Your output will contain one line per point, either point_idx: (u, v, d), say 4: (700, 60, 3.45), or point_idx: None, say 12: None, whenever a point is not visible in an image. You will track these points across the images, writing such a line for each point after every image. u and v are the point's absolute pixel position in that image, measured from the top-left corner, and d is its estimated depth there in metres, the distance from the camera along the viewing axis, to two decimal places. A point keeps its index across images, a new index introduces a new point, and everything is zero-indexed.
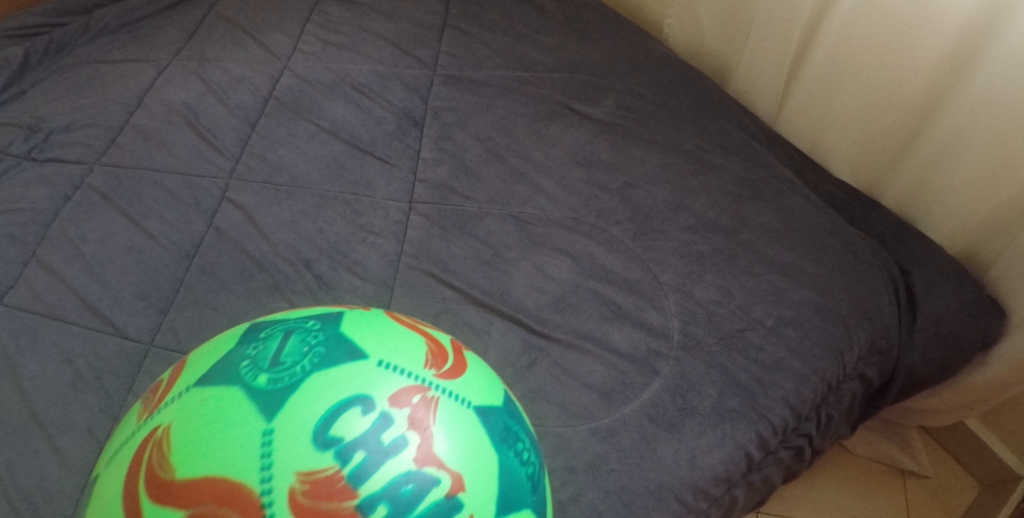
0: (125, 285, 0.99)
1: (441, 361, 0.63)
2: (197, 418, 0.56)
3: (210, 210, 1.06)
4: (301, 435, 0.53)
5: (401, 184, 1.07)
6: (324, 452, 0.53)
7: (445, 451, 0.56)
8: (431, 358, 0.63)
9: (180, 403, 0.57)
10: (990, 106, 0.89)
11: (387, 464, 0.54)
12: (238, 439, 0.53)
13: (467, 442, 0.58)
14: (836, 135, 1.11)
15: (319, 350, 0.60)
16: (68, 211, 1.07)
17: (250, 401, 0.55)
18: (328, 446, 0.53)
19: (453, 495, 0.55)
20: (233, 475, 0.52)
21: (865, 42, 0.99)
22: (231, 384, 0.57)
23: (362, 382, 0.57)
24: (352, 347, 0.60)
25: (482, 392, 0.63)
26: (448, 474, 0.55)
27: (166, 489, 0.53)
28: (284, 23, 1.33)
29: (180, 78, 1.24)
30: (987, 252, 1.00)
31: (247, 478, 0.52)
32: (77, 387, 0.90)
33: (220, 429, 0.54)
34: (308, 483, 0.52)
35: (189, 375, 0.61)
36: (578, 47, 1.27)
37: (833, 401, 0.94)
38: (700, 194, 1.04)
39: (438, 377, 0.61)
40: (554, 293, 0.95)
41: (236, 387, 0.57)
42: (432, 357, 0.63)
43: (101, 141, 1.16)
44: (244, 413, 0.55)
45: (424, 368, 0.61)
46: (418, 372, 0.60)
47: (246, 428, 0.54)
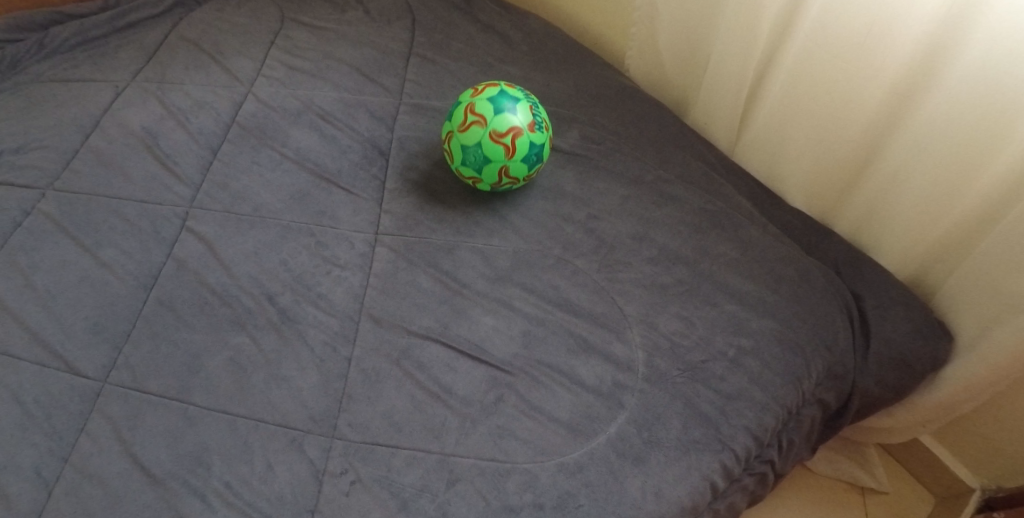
0: (78, 317, 0.96)
1: (519, 131, 1.00)
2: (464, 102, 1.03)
3: (170, 239, 1.04)
4: (484, 103, 1.00)
5: (367, 215, 1.07)
6: (490, 114, 0.99)
7: (523, 116, 1.00)
8: (518, 129, 1.00)
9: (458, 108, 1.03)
10: (934, 141, 0.92)
11: (510, 117, 1.00)
12: (470, 105, 1.01)
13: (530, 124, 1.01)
14: (789, 167, 1.14)
15: (475, 108, 1.00)
16: (18, 240, 1.03)
17: (476, 107, 1.01)
18: (491, 116, 0.99)
19: (522, 121, 1.00)
20: (470, 112, 1.01)
21: (815, 81, 1.02)
22: (468, 111, 1.01)
23: (499, 119, 0.99)
24: (504, 111, 1.00)
25: (528, 138, 1.01)
26: (518, 117, 1.00)
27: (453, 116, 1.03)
28: (247, 48, 1.32)
29: (139, 101, 1.21)
30: (934, 277, 1.04)
31: (473, 118, 1.00)
32: (26, 427, 0.87)
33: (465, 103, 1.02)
34: (481, 120, 1.00)
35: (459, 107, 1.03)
36: (543, 77, 1.29)
37: (793, 426, 0.96)
38: (663, 226, 1.06)
39: (515, 123, 1.00)
40: (520, 326, 0.95)
41: (468, 110, 1.01)
42: (519, 128, 1.00)
43: (54, 165, 1.12)
44: (473, 105, 1.01)
45: (515, 127, 1.00)
46: (513, 122, 1.00)
47: (474, 102, 1.01)
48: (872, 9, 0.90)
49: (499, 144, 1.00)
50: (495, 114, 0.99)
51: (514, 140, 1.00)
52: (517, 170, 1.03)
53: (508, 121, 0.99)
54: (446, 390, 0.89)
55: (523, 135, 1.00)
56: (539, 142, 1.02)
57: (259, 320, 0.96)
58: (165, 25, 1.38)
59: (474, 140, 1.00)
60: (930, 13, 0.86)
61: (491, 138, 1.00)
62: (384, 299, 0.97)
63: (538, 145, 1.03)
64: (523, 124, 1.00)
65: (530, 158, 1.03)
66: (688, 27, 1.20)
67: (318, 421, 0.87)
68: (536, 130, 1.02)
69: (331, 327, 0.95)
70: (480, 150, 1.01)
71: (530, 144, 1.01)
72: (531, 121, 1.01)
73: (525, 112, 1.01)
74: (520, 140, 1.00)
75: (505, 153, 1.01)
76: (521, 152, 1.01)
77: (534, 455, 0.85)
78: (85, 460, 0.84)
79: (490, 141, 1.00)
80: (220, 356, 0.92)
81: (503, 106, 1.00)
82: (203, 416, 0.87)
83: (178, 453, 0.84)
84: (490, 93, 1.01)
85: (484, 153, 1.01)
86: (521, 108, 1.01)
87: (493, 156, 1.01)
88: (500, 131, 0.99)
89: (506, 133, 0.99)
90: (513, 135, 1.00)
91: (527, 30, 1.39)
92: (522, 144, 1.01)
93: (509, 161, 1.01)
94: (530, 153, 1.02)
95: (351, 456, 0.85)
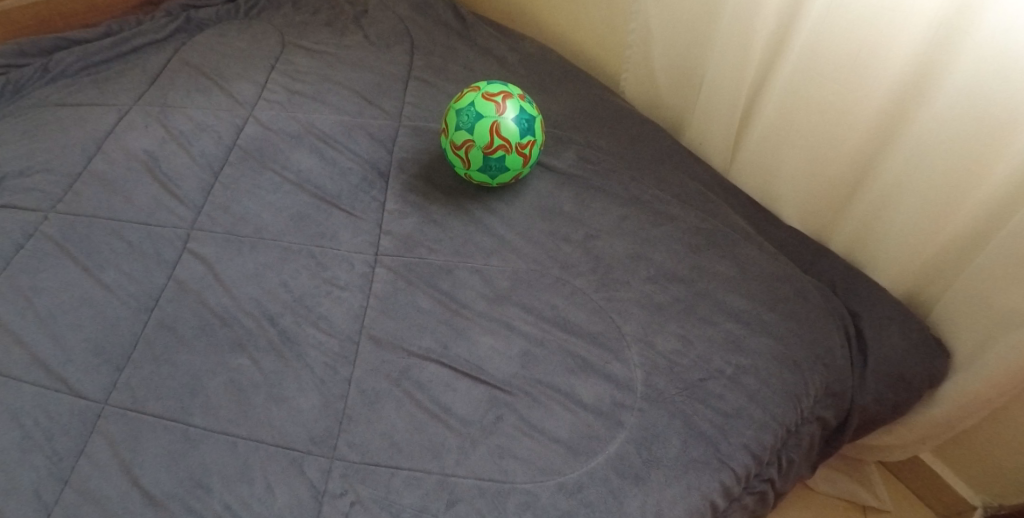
0: (79, 339, 0.96)
1: (508, 94, 1.05)
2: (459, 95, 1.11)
3: (171, 261, 1.05)
4: (476, 83, 1.09)
5: (366, 236, 1.08)
6: (482, 86, 1.07)
7: (513, 90, 1.07)
8: (507, 94, 1.05)
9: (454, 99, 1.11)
10: (925, 160, 0.94)
11: (499, 87, 1.06)
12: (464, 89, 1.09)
13: (519, 97, 1.07)
14: (784, 186, 1.16)
15: (468, 87, 1.08)
16: (20, 262, 1.04)
17: (469, 86, 1.08)
18: (482, 86, 1.07)
19: (511, 92, 1.06)
20: (463, 90, 1.08)
21: (807, 102, 1.04)
22: (462, 91, 1.09)
23: (490, 87, 1.06)
24: (495, 85, 1.07)
25: (517, 103, 1.05)
26: (508, 89, 1.06)
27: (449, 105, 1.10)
28: (249, 71, 1.34)
29: (141, 124, 1.23)
30: (929, 294, 1.05)
31: (466, 90, 1.07)
32: (26, 449, 0.87)
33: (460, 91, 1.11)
34: (473, 89, 1.07)
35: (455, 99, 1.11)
36: (540, 99, 1.31)
37: (792, 444, 0.96)
38: (660, 245, 1.07)
39: (504, 91, 1.06)
40: (519, 346, 0.96)
41: (462, 90, 1.08)
42: (508, 93, 1.05)
43: (57, 188, 1.13)
44: (466, 87, 1.09)
45: (505, 92, 1.05)
46: (503, 90, 1.06)
47: (467, 86, 1.09)
48: (861, 31, 0.92)
49: (490, 101, 1.04)
50: (488, 84, 1.07)
51: (505, 99, 1.04)
52: (508, 132, 1.04)
53: (498, 88, 1.06)
54: (445, 410, 0.90)
55: (513, 98, 1.05)
56: (529, 111, 1.06)
57: (260, 341, 0.96)
58: (168, 50, 1.40)
59: (467, 102, 1.05)
60: (917, 36, 0.88)
61: (483, 98, 1.04)
62: (383, 320, 0.98)
63: (528, 118, 1.06)
64: (512, 93, 1.06)
65: (521, 123, 1.05)
66: (682, 50, 1.22)
67: (318, 442, 0.87)
68: (526, 102, 1.07)
69: (332, 348, 0.95)
70: (473, 108, 1.04)
71: (521, 108, 1.05)
72: (520, 95, 1.07)
73: (514, 90, 1.08)
74: (511, 100, 1.04)
75: (497, 109, 1.03)
76: (511, 112, 1.04)
77: (534, 475, 0.85)
78: (84, 482, 0.84)
79: (482, 100, 1.04)
80: (221, 377, 0.93)
81: (496, 83, 1.08)
82: (203, 438, 0.87)
83: (178, 475, 0.84)
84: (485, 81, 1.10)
85: (476, 110, 1.03)
86: (511, 87, 1.08)
87: (485, 111, 1.03)
88: (492, 92, 1.05)
89: (497, 93, 1.04)
90: (504, 95, 1.04)
91: (523, 53, 1.42)
92: (513, 103, 1.04)
93: (500, 117, 1.03)
94: (520, 115, 1.05)
95: (351, 477, 0.85)
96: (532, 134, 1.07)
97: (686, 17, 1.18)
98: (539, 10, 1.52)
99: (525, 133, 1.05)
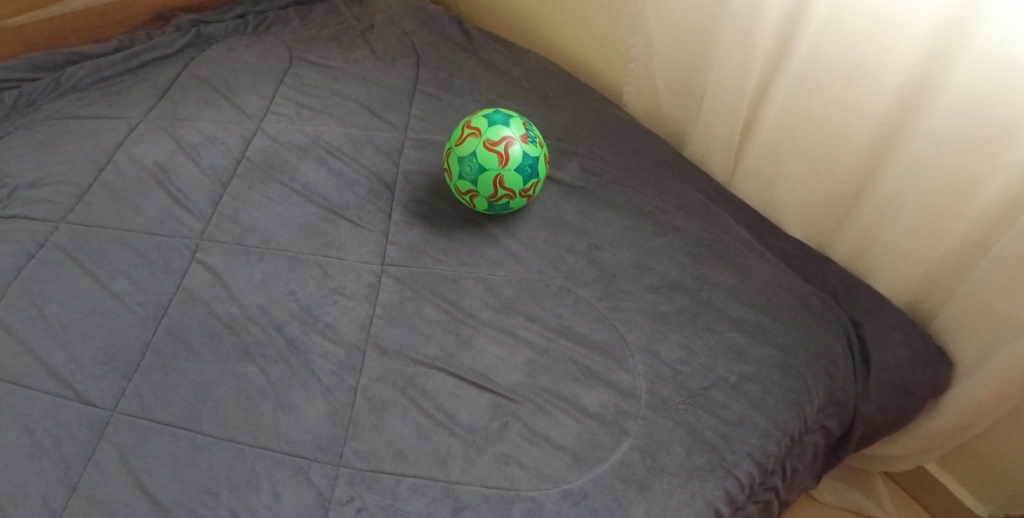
0: (88, 347, 0.97)
1: (512, 140, 1.04)
2: (460, 125, 1.09)
3: (180, 270, 1.06)
4: (477, 120, 1.06)
5: (373, 247, 1.09)
6: (483, 127, 1.05)
7: (517, 130, 1.05)
8: (511, 139, 1.04)
9: (456, 132, 1.09)
10: (924, 170, 0.95)
11: (502, 129, 1.04)
12: (465, 124, 1.07)
13: (522, 137, 1.05)
14: (786, 197, 1.17)
15: (470, 126, 1.06)
16: (31, 271, 1.05)
17: (470, 125, 1.06)
18: (484, 128, 1.05)
19: (514, 134, 1.05)
20: (464, 129, 1.06)
21: (807, 114, 1.06)
22: (463, 129, 1.07)
23: (492, 131, 1.04)
24: (497, 125, 1.05)
25: (521, 148, 1.05)
26: (511, 130, 1.05)
27: (451, 140, 1.09)
28: (257, 85, 1.36)
29: (151, 137, 1.24)
30: (931, 303, 1.06)
31: (467, 132, 1.06)
32: (34, 455, 0.87)
33: (461, 124, 1.08)
34: (474, 132, 1.05)
35: (456, 131, 1.09)
36: (544, 112, 1.33)
37: (796, 453, 0.96)
38: (663, 255, 1.08)
39: (508, 134, 1.04)
40: (524, 355, 0.97)
41: (463, 128, 1.07)
42: (511, 138, 1.04)
43: (68, 199, 1.14)
44: (467, 124, 1.07)
45: (508, 137, 1.04)
46: (506, 133, 1.04)
47: (468, 123, 1.07)
48: (859, 44, 0.94)
49: (492, 152, 1.04)
50: (490, 125, 1.05)
51: (507, 148, 1.04)
52: (510, 182, 1.05)
53: (501, 132, 1.04)
54: (451, 418, 0.90)
55: (515, 145, 1.04)
56: (533, 154, 1.06)
57: (267, 350, 0.97)
58: (178, 64, 1.42)
59: (470, 151, 1.05)
60: (914, 48, 0.89)
61: (484, 147, 1.04)
62: (389, 329, 0.99)
63: (532, 161, 1.06)
64: (516, 136, 1.04)
65: (525, 170, 1.05)
66: (683, 64, 1.24)
67: (325, 450, 0.88)
68: (529, 143, 1.06)
69: (338, 357, 0.96)
70: (476, 159, 1.04)
71: (524, 154, 1.05)
72: (524, 135, 1.05)
73: (518, 128, 1.06)
74: (513, 148, 1.04)
75: (499, 161, 1.04)
76: (514, 161, 1.04)
77: (539, 482, 0.85)
78: (92, 488, 0.84)
79: (484, 150, 1.04)
80: (228, 385, 0.93)
81: (498, 121, 1.05)
82: (211, 445, 0.88)
83: (185, 481, 0.85)
84: (486, 112, 1.08)
85: (478, 162, 1.04)
86: (515, 125, 1.06)
87: (487, 165, 1.04)
88: (493, 140, 1.04)
89: (499, 141, 1.04)
90: (505, 143, 1.04)
91: (528, 68, 1.44)
92: (515, 152, 1.04)
93: (502, 169, 1.04)
94: (523, 163, 1.05)
95: (357, 484, 0.85)
96: (536, 174, 1.08)
97: (686, 31, 1.20)
98: (542, 25, 1.55)
99: (529, 178, 1.07)
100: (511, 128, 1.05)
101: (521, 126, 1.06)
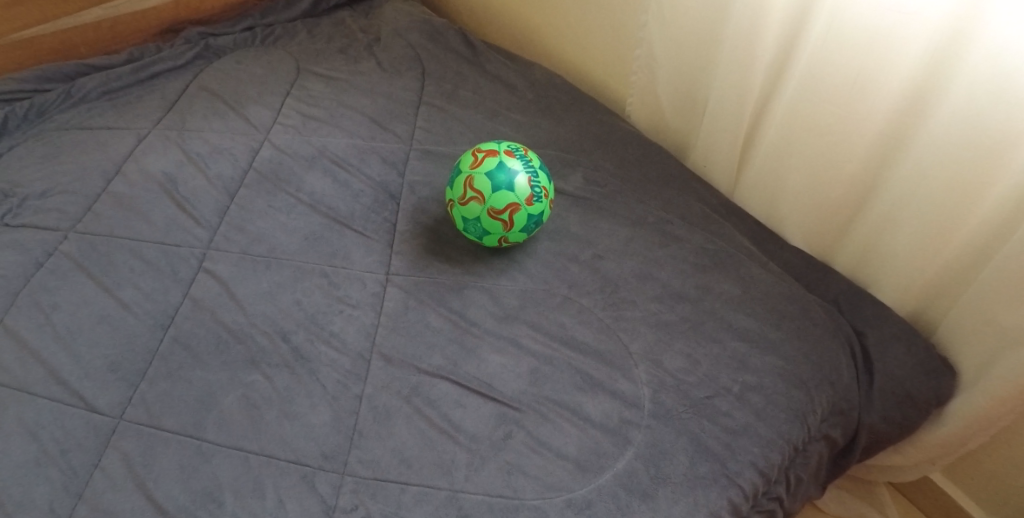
0: (95, 355, 0.98)
1: (516, 207, 1.02)
2: (462, 173, 1.04)
3: (187, 279, 1.07)
4: (481, 178, 1.01)
5: (378, 256, 1.10)
6: (487, 191, 1.01)
7: (521, 192, 1.01)
8: (516, 206, 1.02)
9: (457, 179, 1.05)
10: (924, 182, 0.96)
11: (507, 195, 1.01)
12: (468, 179, 1.02)
13: (527, 199, 1.02)
14: (788, 208, 1.18)
15: (473, 185, 1.02)
16: (40, 279, 1.06)
17: (473, 182, 1.02)
18: (488, 192, 1.01)
19: (519, 198, 1.01)
20: (468, 187, 1.02)
21: (808, 126, 1.07)
22: (466, 185, 1.03)
23: (497, 197, 1.01)
24: (502, 189, 1.01)
25: (526, 212, 1.03)
26: (516, 194, 1.01)
27: (453, 188, 1.05)
28: (265, 97, 1.37)
29: (160, 148, 1.26)
30: (934, 314, 1.06)
31: (471, 193, 1.02)
32: (41, 462, 0.88)
33: (463, 174, 1.03)
34: (478, 196, 1.02)
35: (458, 179, 1.05)
36: (548, 123, 1.34)
37: (800, 462, 0.97)
38: (666, 265, 1.09)
39: (513, 200, 1.01)
40: (528, 364, 0.97)
41: (466, 185, 1.03)
42: (516, 204, 1.01)
43: (78, 208, 1.16)
44: (470, 181, 1.02)
45: (513, 203, 1.01)
46: (511, 199, 1.01)
47: (471, 179, 1.02)
48: (859, 57, 0.95)
49: (497, 220, 1.03)
50: (494, 192, 1.01)
51: (512, 216, 1.02)
52: (515, 238, 1.06)
53: (505, 197, 1.01)
54: (455, 427, 0.91)
55: (520, 210, 1.02)
56: (538, 211, 1.04)
57: (273, 358, 0.98)
58: (186, 76, 1.44)
59: (474, 216, 1.03)
60: (914, 60, 0.90)
61: (489, 214, 1.02)
62: (394, 338, 1.00)
63: (537, 216, 1.05)
64: (521, 201, 1.02)
65: (529, 227, 1.05)
66: (686, 76, 1.25)
67: (329, 458, 0.88)
68: (534, 202, 1.03)
69: (343, 365, 0.97)
70: (480, 224, 1.04)
71: (528, 216, 1.03)
72: (529, 196, 1.02)
73: (524, 188, 1.02)
74: (518, 215, 1.02)
75: (503, 227, 1.03)
76: (519, 225, 1.04)
77: (543, 492, 0.86)
78: (98, 496, 0.85)
79: (489, 217, 1.03)
80: (235, 393, 0.94)
81: (503, 183, 1.01)
82: (216, 453, 0.89)
83: (190, 489, 0.86)
84: (489, 165, 1.01)
85: (483, 226, 1.04)
86: (521, 184, 1.01)
87: (492, 229, 1.04)
88: (498, 208, 1.02)
89: (504, 210, 1.02)
90: (511, 211, 1.02)
91: (532, 80, 1.45)
92: (520, 218, 1.03)
93: (507, 232, 1.04)
94: (528, 223, 1.04)
95: (361, 492, 0.85)
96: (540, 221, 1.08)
97: (688, 45, 1.21)
98: (546, 37, 1.56)
99: (534, 230, 1.07)
100: (516, 192, 1.01)
101: (526, 183, 1.02)
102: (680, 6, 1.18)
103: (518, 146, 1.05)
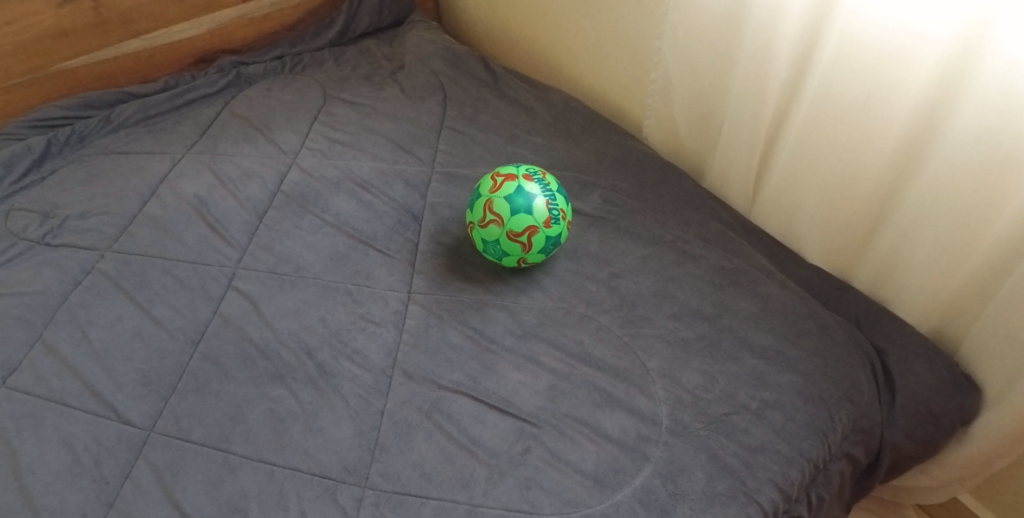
0: (129, 370, 1.01)
1: (533, 232, 1.04)
2: (481, 196, 1.07)
3: (217, 297, 1.11)
4: (500, 202, 1.04)
5: (400, 275, 1.13)
6: (504, 215, 1.04)
7: (539, 213, 1.04)
8: (531, 231, 1.04)
9: (477, 202, 1.07)
10: (939, 199, 0.97)
11: (525, 219, 1.04)
12: (489, 201, 1.05)
13: (544, 221, 1.04)
14: (805, 227, 1.19)
15: (492, 205, 1.05)
16: (78, 296, 1.11)
17: (492, 205, 1.05)
18: (505, 216, 1.04)
19: (536, 221, 1.04)
20: (487, 211, 1.05)
21: (821, 145, 1.08)
22: (484, 208, 1.06)
23: (514, 221, 1.04)
24: (521, 212, 1.03)
25: (542, 235, 1.05)
26: (533, 218, 1.04)
27: (473, 211, 1.08)
28: (294, 123, 1.42)
29: (193, 172, 1.31)
30: (954, 331, 1.06)
31: (489, 216, 1.05)
32: (75, 472, 0.91)
33: (483, 197, 1.06)
34: (496, 220, 1.05)
35: (477, 200, 1.07)
36: (566, 146, 1.37)
37: (822, 481, 0.96)
38: (683, 284, 1.10)
39: (530, 223, 1.04)
40: (547, 381, 0.99)
41: (484, 208, 1.06)
42: (531, 228, 1.04)
43: (115, 228, 1.21)
44: (490, 204, 1.05)
45: (530, 227, 1.04)
46: (528, 221, 1.04)
47: (491, 201, 1.05)
48: (869, 76, 0.97)
49: (515, 242, 1.05)
50: (512, 215, 1.04)
51: (530, 238, 1.04)
52: (534, 259, 1.08)
53: (524, 221, 1.04)
54: (473, 442, 0.92)
55: (539, 232, 1.04)
56: (555, 232, 1.06)
57: (299, 374, 1.00)
58: (219, 102, 1.50)
59: (493, 238, 1.06)
60: (925, 78, 0.92)
61: (508, 237, 1.05)
62: (416, 354, 1.02)
63: (557, 236, 1.07)
64: (538, 224, 1.04)
65: (547, 248, 1.07)
66: (700, 99, 1.28)
67: (352, 471, 0.90)
68: (552, 225, 1.05)
69: (366, 381, 0.99)
70: (500, 246, 1.06)
71: (547, 238, 1.06)
72: (546, 218, 1.04)
73: (541, 210, 1.04)
74: (536, 237, 1.04)
75: (522, 248, 1.06)
76: (537, 247, 1.06)
77: (561, 507, 0.86)
78: (128, 505, 0.87)
79: (507, 239, 1.05)
80: (261, 407, 0.97)
81: (522, 206, 1.03)
82: (242, 465, 0.91)
83: (216, 500, 0.88)
84: (508, 190, 1.04)
85: (502, 248, 1.06)
86: (538, 206, 1.03)
87: (511, 251, 1.06)
88: (517, 231, 1.04)
89: (522, 232, 1.04)
90: (530, 233, 1.04)
91: (551, 103, 1.48)
92: (539, 240, 1.05)
93: (525, 253, 1.06)
94: (547, 245, 1.06)
95: (382, 505, 0.87)
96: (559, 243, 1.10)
97: (704, 69, 1.24)
98: (564, 62, 1.60)
99: (552, 251, 1.09)
100: (534, 215, 1.04)
101: (545, 206, 1.04)
102: (693, 31, 1.21)
103: (536, 170, 1.08)
